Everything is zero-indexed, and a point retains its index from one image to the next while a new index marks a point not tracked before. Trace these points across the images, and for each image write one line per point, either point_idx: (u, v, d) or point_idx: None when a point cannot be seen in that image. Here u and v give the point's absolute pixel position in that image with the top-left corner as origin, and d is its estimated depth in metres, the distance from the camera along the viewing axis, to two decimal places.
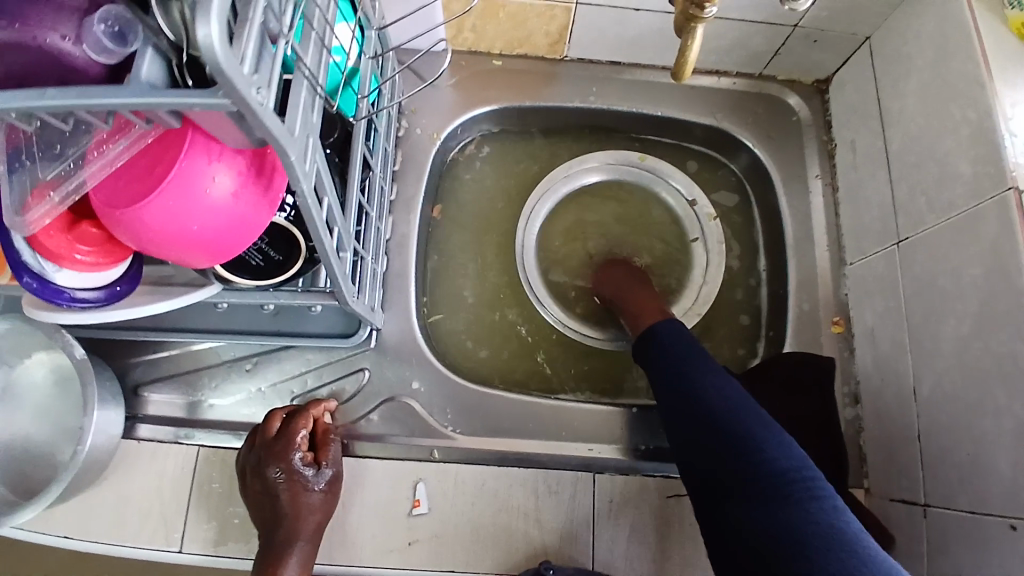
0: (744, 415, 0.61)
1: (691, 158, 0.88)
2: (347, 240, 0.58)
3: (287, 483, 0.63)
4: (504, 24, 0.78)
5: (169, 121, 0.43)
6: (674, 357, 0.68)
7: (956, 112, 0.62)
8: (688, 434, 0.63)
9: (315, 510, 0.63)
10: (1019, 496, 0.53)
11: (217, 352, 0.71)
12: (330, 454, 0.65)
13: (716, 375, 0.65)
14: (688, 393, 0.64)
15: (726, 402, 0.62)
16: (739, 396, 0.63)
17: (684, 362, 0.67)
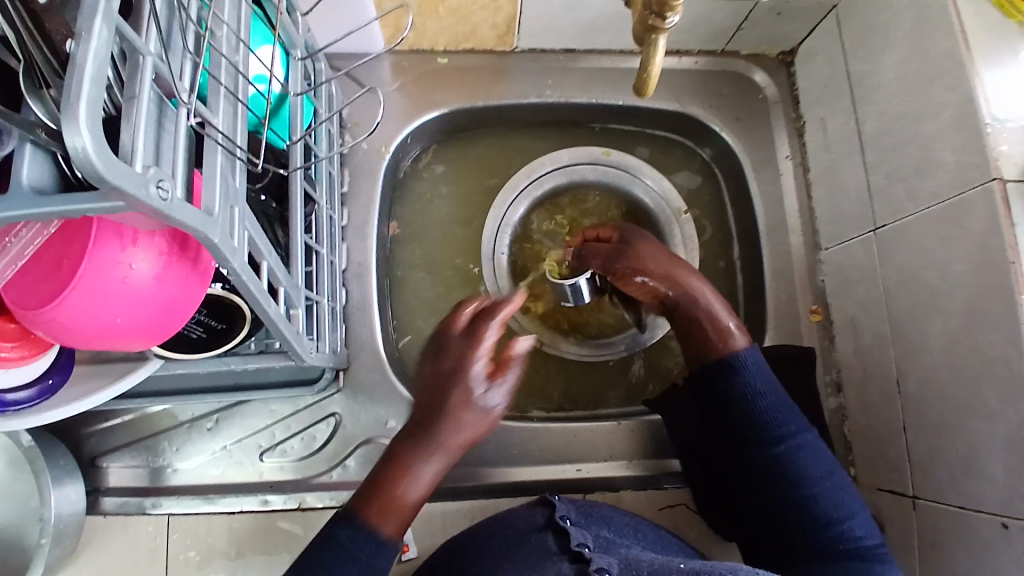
0: (818, 472, 0.58)
1: (643, 143, 0.83)
2: (296, 296, 0.52)
3: (453, 397, 0.48)
4: (446, 18, 0.71)
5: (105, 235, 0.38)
6: (750, 390, 0.59)
7: (935, 94, 0.59)
8: (743, 479, 0.61)
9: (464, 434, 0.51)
10: (1012, 495, 0.53)
11: (172, 414, 0.67)
12: (507, 376, 0.50)
13: (794, 415, 0.60)
14: (751, 430, 0.60)
15: (803, 452, 0.58)
16: (812, 437, 0.59)
17: (761, 394, 0.59)
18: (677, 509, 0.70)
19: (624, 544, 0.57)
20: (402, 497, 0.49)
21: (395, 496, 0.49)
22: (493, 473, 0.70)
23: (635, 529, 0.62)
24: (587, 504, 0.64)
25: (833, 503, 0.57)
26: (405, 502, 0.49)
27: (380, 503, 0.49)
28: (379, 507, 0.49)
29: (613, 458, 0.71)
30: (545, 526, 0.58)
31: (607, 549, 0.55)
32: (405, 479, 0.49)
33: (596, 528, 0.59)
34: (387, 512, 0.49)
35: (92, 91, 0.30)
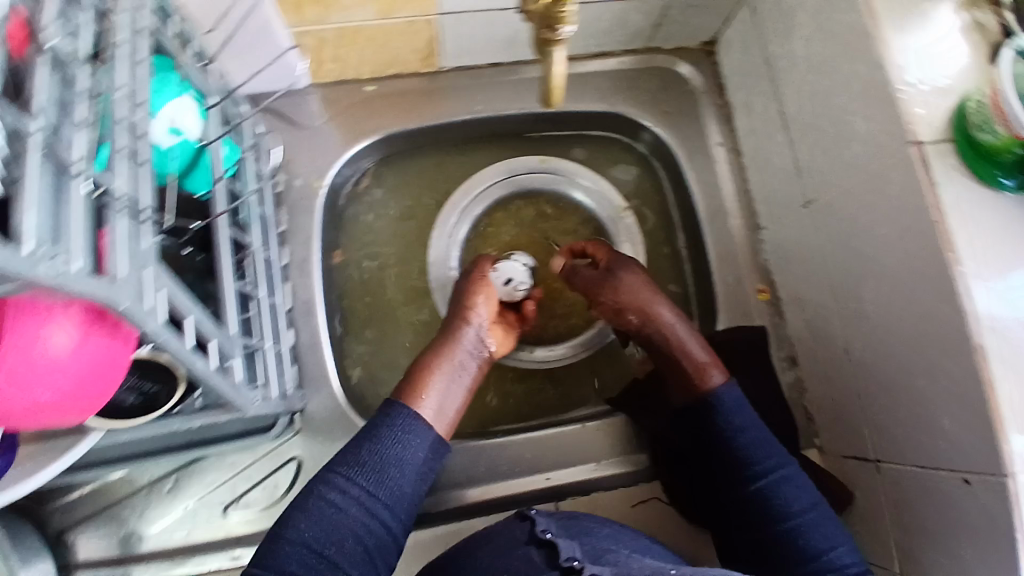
0: (801, 505, 0.60)
1: (578, 145, 0.83)
2: (230, 347, 0.52)
3: (460, 308, 0.70)
4: (365, 48, 0.71)
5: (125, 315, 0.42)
6: (729, 428, 0.63)
7: (846, 68, 0.60)
8: (730, 516, 0.63)
9: (470, 340, 0.68)
10: (965, 450, 0.54)
11: (131, 479, 0.66)
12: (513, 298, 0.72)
13: (774, 450, 0.63)
14: (734, 466, 0.63)
15: (785, 485, 0.61)
16: (795, 471, 0.62)
17: (740, 431, 0.63)
18: (649, 504, 0.72)
19: (613, 548, 0.59)
20: (429, 383, 0.64)
21: (424, 384, 0.64)
22: (465, 494, 0.70)
23: (616, 536, 0.62)
24: (567, 516, 0.64)
25: (815, 534, 0.59)
26: (434, 389, 0.64)
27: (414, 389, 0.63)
28: (413, 392, 0.63)
29: (582, 462, 0.72)
30: (528, 541, 0.59)
31: (596, 558, 0.57)
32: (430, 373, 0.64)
33: (578, 540, 0.59)
34: (418, 396, 0.63)
35: None
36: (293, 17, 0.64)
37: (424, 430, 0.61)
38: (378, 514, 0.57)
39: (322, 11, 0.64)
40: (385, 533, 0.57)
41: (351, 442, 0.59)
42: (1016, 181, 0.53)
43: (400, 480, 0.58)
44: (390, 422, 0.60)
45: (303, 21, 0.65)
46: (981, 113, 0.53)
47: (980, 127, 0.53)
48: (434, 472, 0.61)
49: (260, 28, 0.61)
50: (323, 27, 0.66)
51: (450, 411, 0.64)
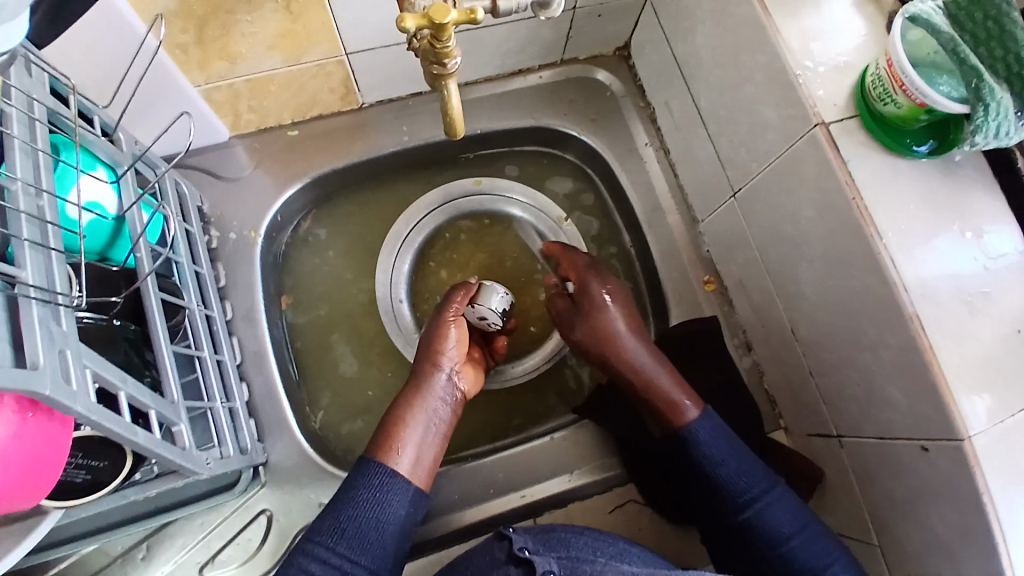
0: (790, 528, 0.60)
1: (510, 162, 0.85)
2: (172, 414, 0.52)
3: (427, 353, 0.69)
4: (281, 95, 0.72)
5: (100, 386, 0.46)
6: (707, 461, 0.63)
7: (747, 59, 0.61)
8: (726, 546, 0.63)
9: (440, 384, 0.68)
10: (917, 417, 0.55)
11: (104, 550, 0.65)
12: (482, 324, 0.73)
13: (756, 475, 0.62)
14: (717, 495, 0.63)
15: (770, 511, 0.61)
16: (781, 494, 0.62)
17: (719, 464, 0.63)
18: (626, 507, 0.72)
19: (590, 559, 0.58)
20: (404, 434, 0.64)
21: (397, 437, 0.63)
22: (442, 522, 0.70)
23: (594, 545, 0.61)
24: (543, 531, 0.64)
25: (808, 556, 0.59)
26: (407, 441, 0.63)
27: (391, 445, 0.62)
28: (388, 447, 0.63)
29: (556, 474, 0.72)
30: (506, 560, 0.58)
31: (573, 571, 0.56)
32: (404, 430, 0.64)
33: (556, 554, 0.59)
34: (392, 450, 0.62)
35: None
36: (200, 75, 0.65)
37: (403, 484, 0.61)
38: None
39: (228, 66, 0.65)
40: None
41: (331, 506, 0.59)
42: (930, 147, 0.55)
43: (382, 540, 0.58)
44: (367, 480, 0.60)
45: (211, 78, 0.66)
46: (879, 85, 0.53)
47: (883, 100, 0.53)
48: (416, 522, 0.62)
49: (158, 85, 0.62)
50: (232, 81, 0.68)
51: (428, 460, 0.64)
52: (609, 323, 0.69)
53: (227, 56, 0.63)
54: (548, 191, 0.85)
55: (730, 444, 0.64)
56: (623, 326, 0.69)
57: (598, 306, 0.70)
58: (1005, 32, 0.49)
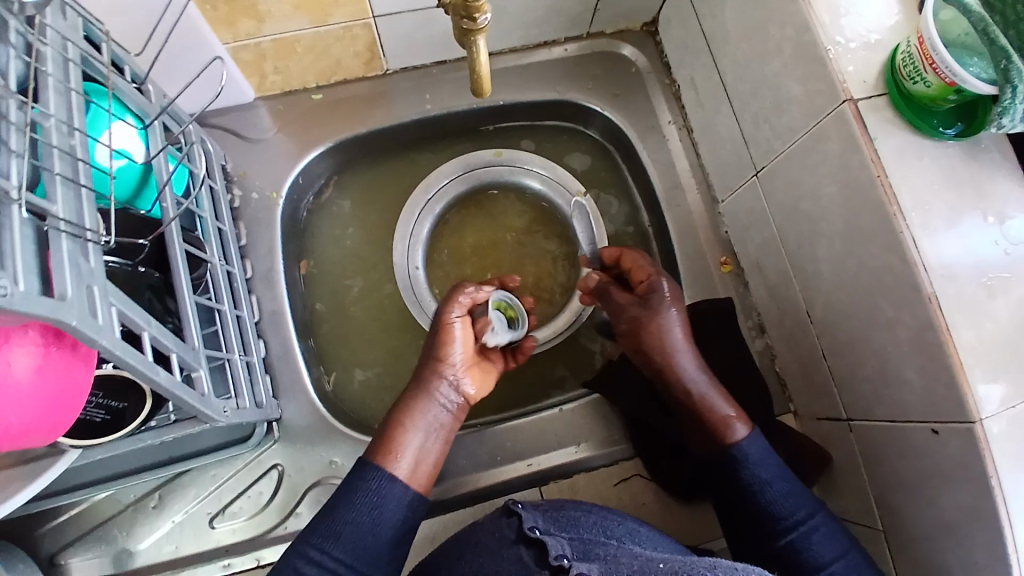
0: (831, 555, 0.58)
1: (529, 137, 0.85)
2: (193, 359, 0.53)
3: (434, 354, 0.63)
4: (306, 57, 0.72)
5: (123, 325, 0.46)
6: (754, 481, 0.61)
7: (776, 32, 0.61)
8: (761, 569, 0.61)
9: (444, 389, 0.62)
10: (931, 400, 0.55)
11: (115, 499, 0.66)
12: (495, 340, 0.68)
13: (801, 499, 0.61)
14: (761, 518, 0.61)
15: (814, 536, 0.59)
16: (825, 519, 0.60)
17: (767, 484, 0.61)
18: (631, 481, 0.72)
19: (601, 542, 0.57)
20: (404, 439, 0.59)
21: (397, 441, 0.59)
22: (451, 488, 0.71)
23: (602, 525, 0.60)
24: (551, 508, 0.63)
25: None
26: (408, 446, 0.59)
27: (389, 450, 0.58)
28: (387, 450, 0.58)
29: (563, 445, 0.73)
30: (517, 540, 0.57)
31: (584, 552, 0.55)
32: (405, 433, 0.59)
33: (566, 535, 0.58)
34: (391, 455, 0.58)
35: None
36: (228, 32, 0.65)
37: (400, 489, 0.56)
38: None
39: (255, 25, 0.65)
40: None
41: (326, 505, 0.56)
42: (957, 129, 0.55)
43: (376, 544, 0.54)
44: (366, 482, 0.56)
45: (239, 36, 0.66)
46: (909, 62, 0.53)
47: (912, 78, 0.53)
48: (411, 530, 0.57)
49: (189, 41, 0.62)
50: (259, 40, 0.67)
51: (427, 469, 0.59)
52: (661, 328, 0.67)
53: (253, 14, 0.64)
54: (565, 167, 0.84)
55: (781, 468, 0.62)
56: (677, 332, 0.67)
57: (655, 309, 0.67)
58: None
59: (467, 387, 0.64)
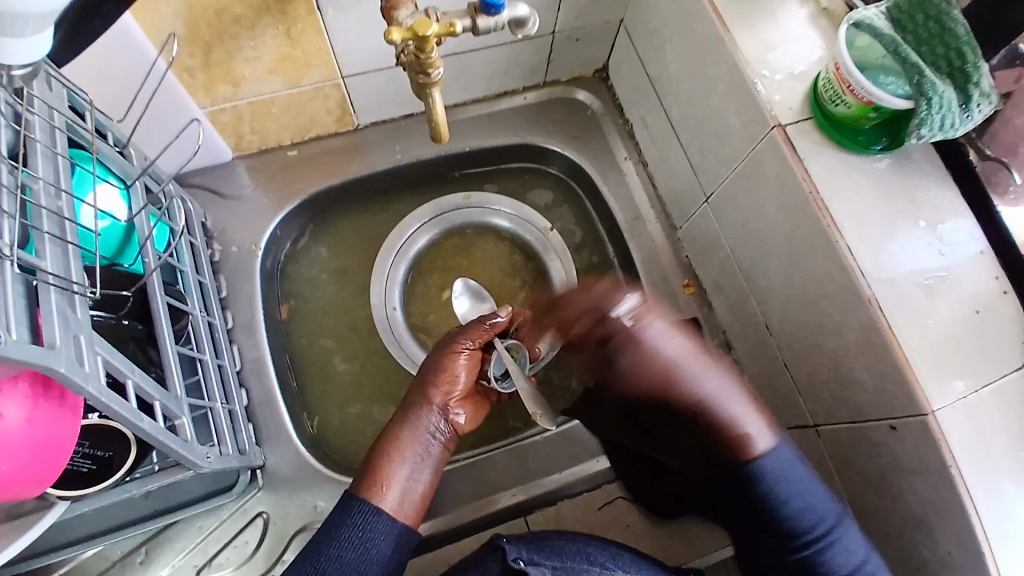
0: (849, 569, 0.55)
1: (496, 180, 0.90)
2: (176, 407, 0.54)
3: (425, 385, 0.64)
4: (281, 117, 0.77)
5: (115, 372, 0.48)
6: (772, 497, 0.56)
7: (710, 70, 0.67)
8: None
9: (436, 421, 0.63)
10: (885, 398, 0.58)
11: (103, 555, 0.66)
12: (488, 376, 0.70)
13: (823, 509, 0.56)
14: (776, 533, 0.57)
15: (833, 551, 0.55)
16: (844, 532, 0.56)
17: (785, 501, 0.56)
18: (614, 504, 0.73)
19: None
20: (392, 471, 0.58)
21: (385, 474, 0.58)
22: (436, 522, 0.72)
23: (586, 553, 0.59)
24: (536, 538, 0.61)
25: None
26: (396, 479, 0.58)
27: (376, 483, 0.57)
28: (373, 482, 0.58)
29: (545, 475, 0.75)
30: (501, 572, 0.56)
31: None
32: (394, 466, 0.59)
33: (548, 566, 0.56)
34: (379, 488, 0.57)
35: None
36: (206, 97, 0.69)
37: (386, 524, 0.56)
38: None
39: (232, 89, 0.70)
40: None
41: (313, 543, 0.55)
42: (884, 144, 0.60)
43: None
44: (348, 520, 0.55)
45: (216, 100, 0.70)
46: (830, 88, 0.58)
47: (834, 102, 0.58)
48: (399, 564, 0.57)
49: (167, 106, 0.66)
50: (237, 102, 0.72)
51: (416, 500, 0.59)
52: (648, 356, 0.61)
53: (230, 79, 0.68)
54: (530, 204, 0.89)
55: (801, 483, 0.56)
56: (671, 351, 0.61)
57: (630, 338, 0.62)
58: (943, 30, 0.55)
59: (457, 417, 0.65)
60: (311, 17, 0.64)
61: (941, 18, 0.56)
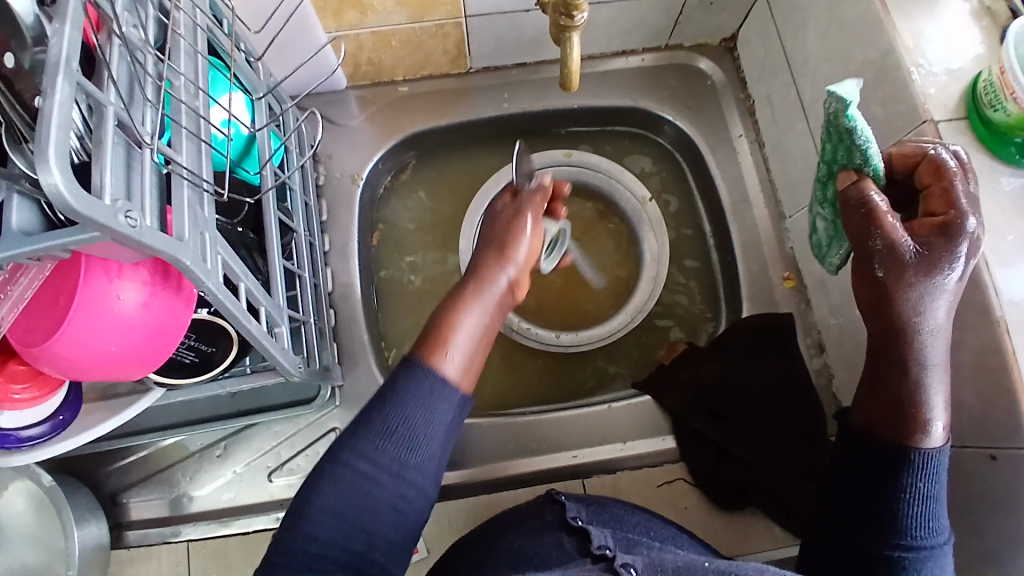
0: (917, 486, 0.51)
1: (605, 142, 0.87)
2: (277, 315, 0.57)
3: (491, 244, 0.58)
4: (399, 51, 0.77)
5: (234, 275, 0.51)
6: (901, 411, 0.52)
7: (858, 53, 0.62)
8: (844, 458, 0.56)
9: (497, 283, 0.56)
10: (993, 428, 0.53)
11: (184, 445, 0.70)
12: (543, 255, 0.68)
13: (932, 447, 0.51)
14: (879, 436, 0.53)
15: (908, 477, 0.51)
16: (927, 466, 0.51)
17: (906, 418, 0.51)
18: (674, 485, 0.71)
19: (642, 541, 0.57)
20: (454, 335, 0.53)
21: (446, 339, 0.52)
22: (493, 468, 0.73)
23: (645, 525, 0.61)
24: (592, 501, 0.64)
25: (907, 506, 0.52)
26: (458, 344, 0.52)
27: (438, 343, 0.52)
28: (434, 344, 0.52)
29: (606, 442, 0.74)
30: (558, 528, 0.58)
31: (628, 546, 0.55)
32: (450, 333, 0.52)
33: (604, 524, 0.59)
34: (442, 351, 0.52)
35: (59, 138, 0.35)
36: (333, 22, 0.70)
37: (450, 391, 0.51)
38: (410, 481, 0.49)
39: (358, 16, 0.70)
40: (418, 499, 0.50)
41: (370, 401, 0.50)
42: None
43: (428, 443, 0.50)
44: (415, 385, 0.50)
45: (342, 27, 0.71)
46: (991, 91, 0.54)
47: (993, 106, 0.54)
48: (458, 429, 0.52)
49: (300, 26, 0.67)
50: (360, 31, 0.72)
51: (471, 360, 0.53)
52: (913, 304, 0.49)
53: (358, 6, 0.68)
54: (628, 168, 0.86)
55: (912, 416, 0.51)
56: (939, 321, 0.50)
57: (900, 268, 0.49)
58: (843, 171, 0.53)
59: (519, 288, 0.59)
60: None
61: (854, 148, 0.51)
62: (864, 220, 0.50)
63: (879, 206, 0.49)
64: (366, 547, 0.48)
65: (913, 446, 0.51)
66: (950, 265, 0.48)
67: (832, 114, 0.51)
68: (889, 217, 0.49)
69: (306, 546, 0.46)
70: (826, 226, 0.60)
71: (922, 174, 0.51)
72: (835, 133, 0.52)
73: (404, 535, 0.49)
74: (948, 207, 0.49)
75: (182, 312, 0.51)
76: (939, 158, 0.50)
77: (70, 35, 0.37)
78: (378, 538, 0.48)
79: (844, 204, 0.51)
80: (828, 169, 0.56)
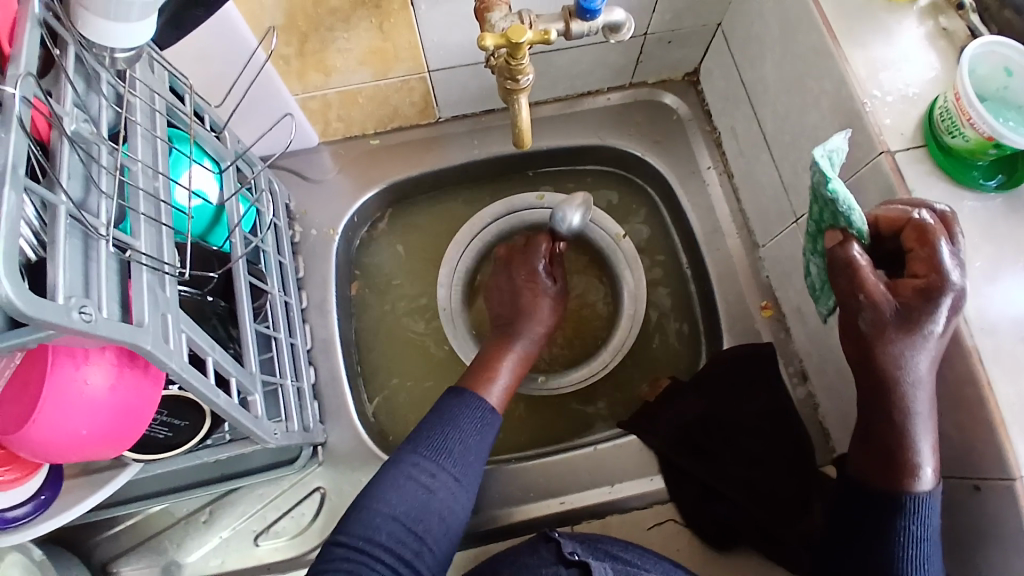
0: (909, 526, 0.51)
1: (577, 180, 0.88)
2: (250, 383, 0.57)
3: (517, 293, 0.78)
4: (366, 107, 0.78)
5: (202, 350, 0.51)
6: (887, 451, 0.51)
7: (813, 86, 0.62)
8: (845, 500, 0.56)
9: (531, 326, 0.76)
10: (972, 457, 0.53)
11: (170, 511, 0.70)
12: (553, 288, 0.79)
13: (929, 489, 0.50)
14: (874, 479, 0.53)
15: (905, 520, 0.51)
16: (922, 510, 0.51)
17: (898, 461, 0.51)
18: (665, 527, 0.71)
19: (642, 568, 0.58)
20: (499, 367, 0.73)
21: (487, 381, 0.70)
22: (480, 517, 0.73)
23: (641, 552, 0.61)
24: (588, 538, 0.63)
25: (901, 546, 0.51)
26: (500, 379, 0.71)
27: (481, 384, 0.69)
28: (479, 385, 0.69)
29: (594, 484, 0.73)
30: (557, 561, 0.58)
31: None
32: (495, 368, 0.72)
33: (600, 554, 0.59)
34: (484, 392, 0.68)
35: (7, 245, 0.35)
36: (298, 85, 0.71)
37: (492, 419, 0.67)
38: (459, 496, 0.61)
39: (322, 78, 0.71)
40: (461, 514, 0.61)
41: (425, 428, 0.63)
42: (999, 181, 0.55)
43: (474, 461, 0.63)
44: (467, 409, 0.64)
45: (307, 88, 0.72)
46: (947, 117, 0.53)
47: (951, 132, 0.53)
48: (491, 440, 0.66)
49: (265, 92, 0.68)
50: (325, 91, 0.73)
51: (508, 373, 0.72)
52: (902, 360, 0.49)
53: (321, 68, 0.69)
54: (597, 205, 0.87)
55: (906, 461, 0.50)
56: (924, 373, 0.49)
57: (880, 326, 0.49)
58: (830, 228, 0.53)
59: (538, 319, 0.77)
60: (403, 12, 0.63)
61: (837, 214, 0.51)
62: (847, 280, 0.50)
63: (861, 264, 0.50)
64: (416, 550, 0.57)
65: (907, 489, 0.51)
66: (932, 323, 0.47)
67: (817, 183, 0.53)
68: (870, 277, 0.49)
69: (366, 545, 0.55)
70: (819, 271, 0.58)
71: (908, 236, 0.49)
72: (819, 196, 0.53)
73: (442, 547, 0.59)
74: (930, 270, 0.47)
75: (149, 390, 0.51)
76: (924, 220, 0.48)
77: (14, 143, 0.37)
78: (427, 542, 0.58)
79: (831, 263, 0.52)
80: (817, 225, 0.56)
